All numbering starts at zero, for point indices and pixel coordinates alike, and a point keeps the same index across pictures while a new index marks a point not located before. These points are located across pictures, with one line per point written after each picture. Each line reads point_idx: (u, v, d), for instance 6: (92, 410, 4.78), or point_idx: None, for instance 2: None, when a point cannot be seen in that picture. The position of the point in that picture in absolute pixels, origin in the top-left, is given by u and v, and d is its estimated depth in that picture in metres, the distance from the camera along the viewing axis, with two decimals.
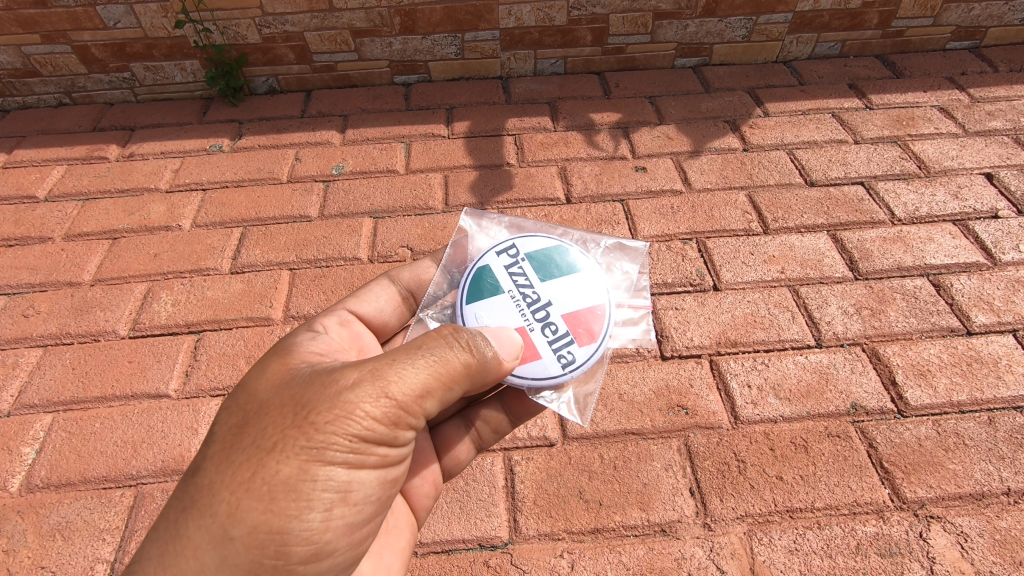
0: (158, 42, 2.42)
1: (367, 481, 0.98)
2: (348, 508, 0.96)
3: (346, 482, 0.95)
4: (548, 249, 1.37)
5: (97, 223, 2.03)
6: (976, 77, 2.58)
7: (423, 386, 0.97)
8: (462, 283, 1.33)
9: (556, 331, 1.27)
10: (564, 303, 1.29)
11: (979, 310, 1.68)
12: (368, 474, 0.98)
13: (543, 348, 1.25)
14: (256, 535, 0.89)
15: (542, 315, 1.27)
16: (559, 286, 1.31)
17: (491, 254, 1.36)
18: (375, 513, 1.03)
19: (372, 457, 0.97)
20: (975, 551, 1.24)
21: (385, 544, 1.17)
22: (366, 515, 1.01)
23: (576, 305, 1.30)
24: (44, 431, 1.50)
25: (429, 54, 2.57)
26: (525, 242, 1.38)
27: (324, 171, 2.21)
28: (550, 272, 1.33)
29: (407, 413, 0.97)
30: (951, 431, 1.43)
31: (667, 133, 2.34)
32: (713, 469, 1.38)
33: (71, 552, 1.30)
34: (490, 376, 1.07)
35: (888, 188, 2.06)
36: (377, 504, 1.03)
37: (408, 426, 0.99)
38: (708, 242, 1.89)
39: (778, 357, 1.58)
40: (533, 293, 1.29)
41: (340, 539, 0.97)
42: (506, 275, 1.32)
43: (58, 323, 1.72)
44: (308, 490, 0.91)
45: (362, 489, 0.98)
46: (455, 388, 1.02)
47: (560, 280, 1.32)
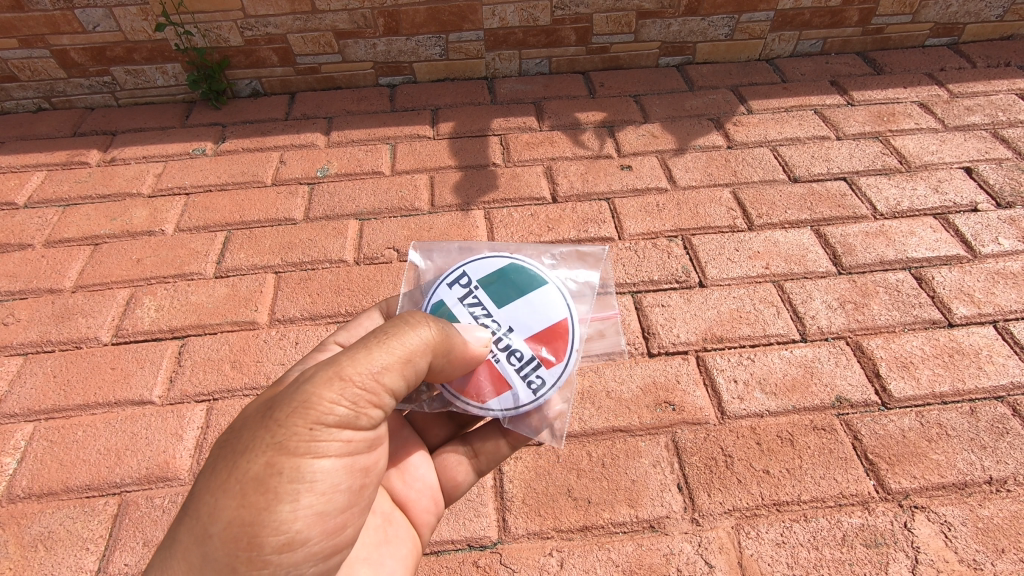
0: (139, 46, 2.40)
1: (334, 470, 0.96)
2: (319, 496, 0.94)
3: (314, 471, 0.93)
4: (501, 272, 1.29)
5: (78, 229, 2.00)
6: (955, 73, 2.62)
7: (377, 372, 0.97)
8: None
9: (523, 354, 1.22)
10: (524, 324, 1.23)
11: (960, 302, 1.70)
12: (334, 464, 0.96)
13: (511, 375, 1.21)
14: (232, 529, 0.87)
15: (503, 342, 1.22)
16: (509, 306, 1.25)
17: (443, 289, 1.29)
18: (349, 504, 1.00)
19: (337, 445, 0.96)
20: (959, 539, 1.25)
21: (386, 553, 1.16)
22: (339, 505, 0.99)
23: (535, 323, 1.24)
24: (25, 441, 1.48)
25: (414, 55, 2.57)
26: (475, 267, 1.30)
27: (309, 174, 2.19)
28: (496, 290, 1.27)
29: (367, 395, 0.97)
30: (935, 421, 1.45)
31: (652, 131, 2.35)
32: (701, 465, 1.38)
33: (53, 562, 1.28)
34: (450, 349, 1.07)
35: (870, 183, 2.09)
36: (349, 494, 1.00)
37: (370, 410, 0.99)
38: (694, 239, 1.91)
39: (764, 352, 1.60)
40: (491, 321, 1.24)
41: (313, 529, 0.95)
42: (463, 308, 1.25)
43: (39, 331, 1.70)
44: (278, 482, 0.90)
45: (331, 477, 0.96)
46: (413, 364, 1.01)
47: (508, 297, 1.26)
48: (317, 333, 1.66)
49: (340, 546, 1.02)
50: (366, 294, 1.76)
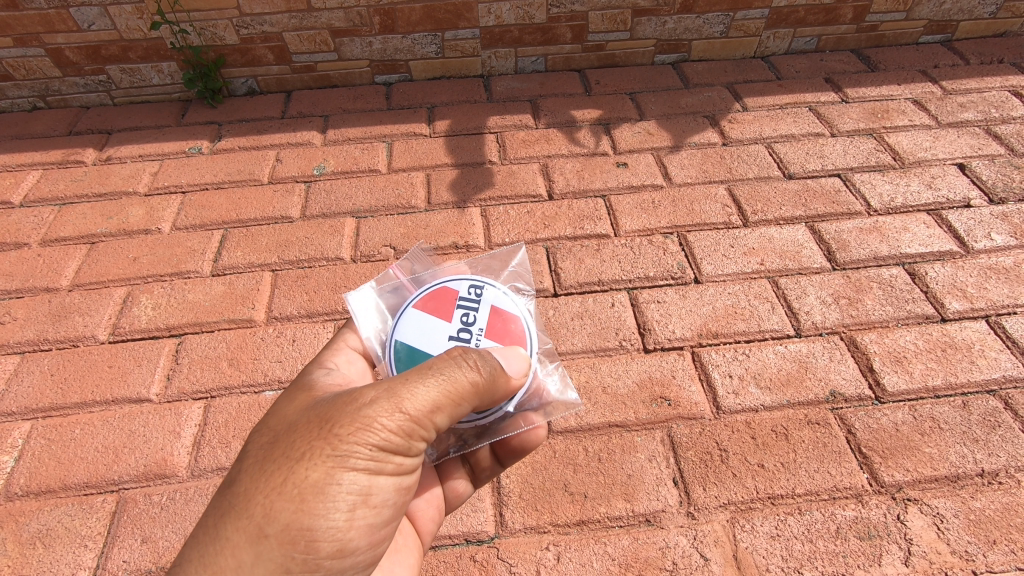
0: (134, 45, 2.40)
1: (384, 487, 0.98)
2: (369, 510, 0.97)
3: (367, 485, 0.95)
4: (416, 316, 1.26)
5: (74, 227, 2.00)
6: (948, 70, 2.63)
7: (435, 402, 0.97)
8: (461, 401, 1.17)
9: (469, 302, 1.29)
10: (468, 301, 1.29)
11: (953, 297, 1.71)
12: (385, 482, 0.98)
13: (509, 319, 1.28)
14: (289, 532, 0.88)
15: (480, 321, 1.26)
16: (431, 324, 1.25)
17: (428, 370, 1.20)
18: (392, 517, 1.03)
19: (390, 467, 0.97)
20: (951, 531, 1.27)
21: (396, 560, 1.17)
22: (383, 518, 1.01)
23: (467, 292, 1.30)
24: (22, 439, 1.48)
25: (410, 53, 2.57)
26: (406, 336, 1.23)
27: (305, 172, 2.20)
28: (428, 343, 1.22)
29: (422, 425, 0.98)
30: (927, 415, 1.46)
31: (647, 129, 2.36)
32: (696, 459, 1.39)
33: (52, 560, 1.28)
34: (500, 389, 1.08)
35: (864, 179, 2.10)
36: (393, 510, 1.02)
37: (421, 439, 1.00)
38: (689, 236, 1.92)
39: (759, 347, 1.61)
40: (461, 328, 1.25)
41: (361, 538, 0.98)
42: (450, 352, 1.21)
43: (36, 330, 1.70)
44: (334, 494, 0.91)
45: (382, 494, 0.98)
46: (466, 402, 1.02)
47: (424, 327, 1.24)
48: (314, 331, 1.67)
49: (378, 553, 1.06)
50: None
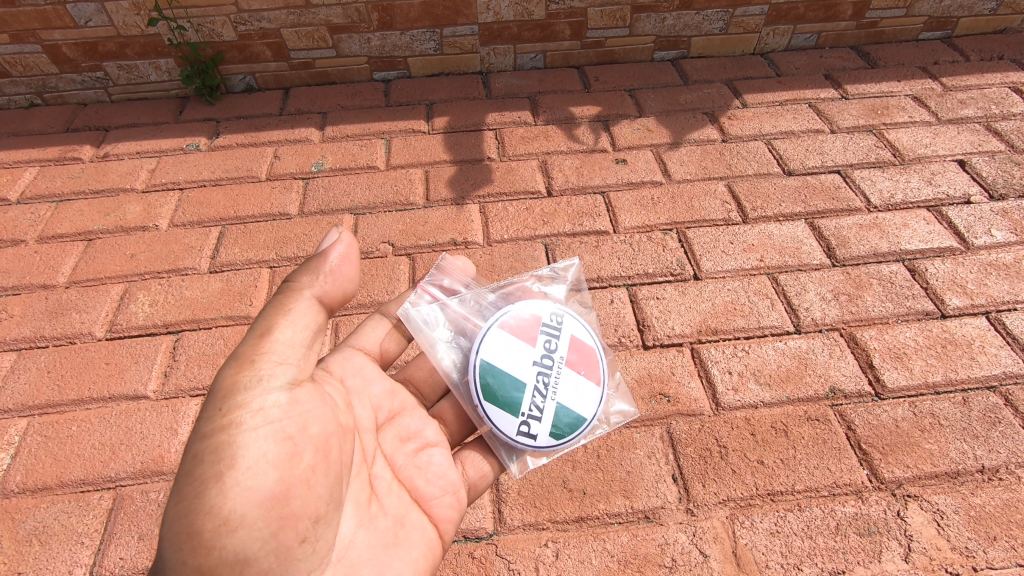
0: (131, 41, 2.38)
1: (254, 441, 0.95)
2: (243, 466, 0.93)
3: (235, 441, 0.94)
4: (497, 346, 1.31)
5: (71, 224, 1.99)
6: (948, 66, 2.62)
7: (258, 338, 1.03)
8: (537, 434, 1.27)
9: (550, 330, 1.34)
10: (549, 335, 1.34)
11: (953, 294, 1.70)
12: (250, 434, 0.95)
13: (585, 353, 1.35)
14: (172, 526, 0.89)
15: (559, 354, 1.33)
16: (516, 349, 1.31)
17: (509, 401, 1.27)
18: (288, 475, 0.97)
19: (250, 411, 0.97)
20: (951, 527, 1.26)
21: (395, 554, 1.10)
22: (274, 477, 0.95)
23: (547, 324, 1.35)
24: (19, 436, 1.47)
25: (408, 50, 2.56)
26: (488, 366, 1.29)
27: (303, 169, 2.19)
28: (513, 367, 1.29)
29: (267, 358, 1.02)
30: (927, 411, 1.46)
31: (646, 125, 2.35)
32: (695, 456, 1.39)
33: (49, 557, 1.27)
34: (321, 290, 1.11)
35: (864, 176, 2.09)
36: (283, 464, 0.97)
37: (274, 374, 1.02)
38: (688, 232, 1.91)
39: (758, 343, 1.60)
40: (543, 361, 1.31)
41: (247, 504, 0.91)
42: (530, 385, 1.29)
43: (32, 326, 1.69)
44: (203, 464, 0.92)
45: (254, 445, 0.95)
46: (294, 317, 1.07)
47: (509, 352, 1.30)
48: None
49: (295, 528, 0.97)
50: (361, 288, 1.76)
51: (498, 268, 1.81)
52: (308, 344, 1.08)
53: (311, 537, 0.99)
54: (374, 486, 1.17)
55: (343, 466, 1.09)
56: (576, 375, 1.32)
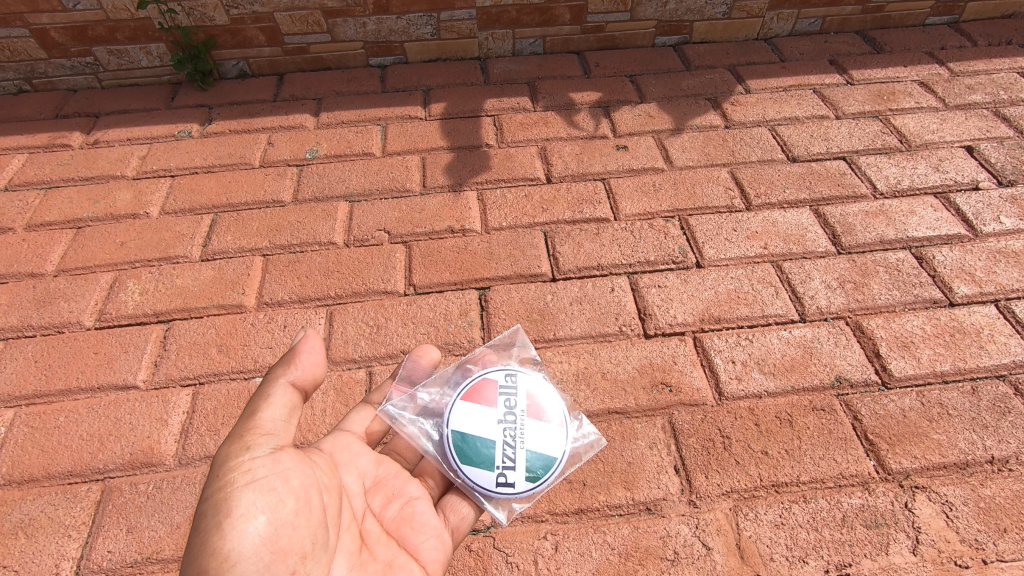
0: (121, 25, 2.33)
1: (247, 494, 0.97)
2: (231, 517, 0.95)
3: (224, 497, 0.97)
4: (458, 412, 1.29)
5: (60, 212, 1.95)
6: (955, 52, 2.57)
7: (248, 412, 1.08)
8: (515, 483, 1.23)
9: (508, 386, 1.34)
10: (504, 387, 1.33)
11: (961, 281, 1.67)
12: (242, 489, 0.98)
13: (545, 396, 1.34)
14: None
15: (519, 403, 1.31)
16: (477, 410, 1.29)
17: (480, 458, 1.24)
18: (281, 521, 0.98)
19: (238, 471, 0.99)
20: (961, 519, 1.23)
21: None
22: (263, 522, 0.96)
23: (500, 378, 1.35)
24: (5, 427, 1.44)
25: (405, 35, 2.51)
26: (454, 433, 1.27)
27: (297, 155, 2.14)
28: (478, 428, 1.27)
29: (255, 429, 1.06)
30: (935, 401, 1.42)
31: (648, 111, 2.31)
32: (698, 446, 1.35)
33: (35, 550, 1.24)
34: (297, 366, 1.13)
35: (870, 162, 2.05)
36: (271, 510, 0.98)
37: (260, 439, 1.05)
38: (691, 219, 1.87)
39: (763, 332, 1.57)
40: (505, 413, 1.29)
41: (243, 548, 0.93)
42: (498, 439, 1.27)
43: (20, 315, 1.65)
44: (199, 525, 0.95)
45: (241, 498, 0.96)
46: (275, 390, 1.10)
47: (472, 415, 1.29)
48: (306, 317, 1.63)
49: (286, 564, 0.96)
50: (356, 277, 1.72)
51: (496, 256, 1.77)
52: (294, 412, 1.11)
53: (301, 573, 0.98)
54: (361, 537, 1.12)
55: (331, 512, 1.08)
56: (543, 421, 1.30)
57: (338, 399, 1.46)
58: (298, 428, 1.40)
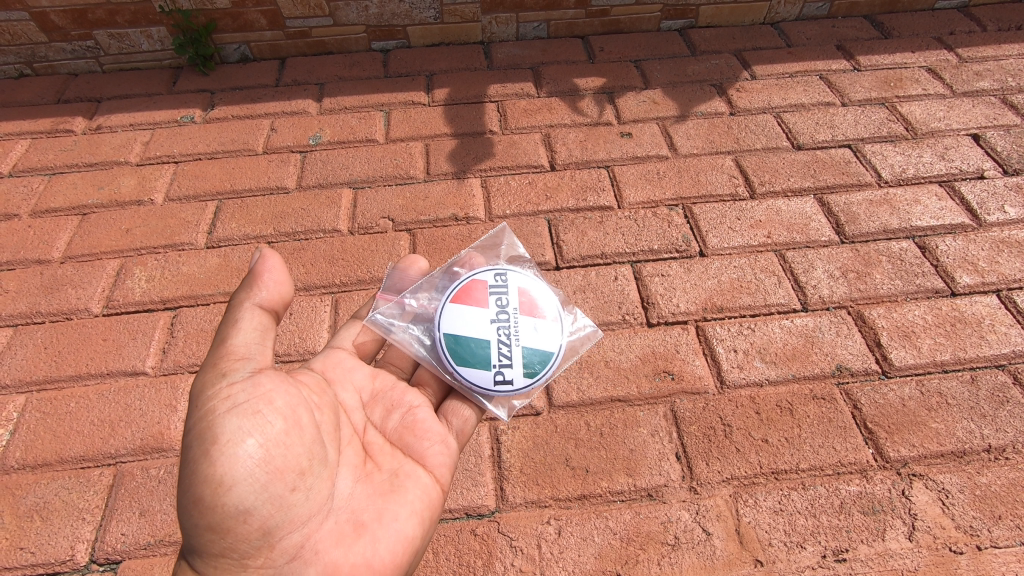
0: (121, 8, 2.30)
1: (231, 419, 0.99)
2: (220, 443, 0.97)
3: (209, 425, 0.99)
4: (452, 316, 1.35)
5: (64, 198, 1.96)
6: (964, 37, 2.54)
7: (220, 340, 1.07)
8: (513, 378, 1.31)
9: (497, 287, 1.39)
10: (493, 289, 1.39)
11: (963, 271, 1.67)
12: (225, 414, 1.00)
13: (534, 293, 1.41)
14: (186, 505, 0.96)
15: (510, 302, 1.37)
16: (469, 312, 1.35)
17: (478, 357, 1.30)
18: (270, 442, 1.01)
19: (219, 399, 1.01)
20: (956, 506, 1.25)
21: (394, 503, 1.10)
22: (253, 445, 0.99)
23: (487, 280, 1.40)
24: (17, 412, 1.46)
25: (408, 18, 2.48)
26: (449, 338, 1.32)
27: (300, 142, 2.14)
28: (473, 329, 1.33)
29: (229, 356, 1.06)
30: (935, 390, 1.44)
31: (652, 98, 2.29)
32: (699, 434, 1.37)
33: (51, 533, 1.27)
34: (263, 287, 1.11)
35: (876, 150, 2.04)
36: (260, 432, 1.00)
37: (236, 363, 1.05)
38: (694, 208, 1.87)
39: (765, 321, 1.58)
40: (496, 314, 1.35)
41: (236, 471, 0.96)
42: (493, 338, 1.33)
43: (28, 302, 1.67)
44: (189, 455, 0.98)
45: (225, 423, 0.99)
46: (243, 315, 1.09)
47: (465, 316, 1.35)
48: (311, 304, 1.64)
49: (284, 481, 1.00)
50: (360, 265, 1.73)
51: None
52: (268, 333, 1.11)
53: (301, 485, 1.02)
54: (363, 450, 1.17)
55: (326, 427, 1.12)
56: (534, 318, 1.37)
57: None
58: None
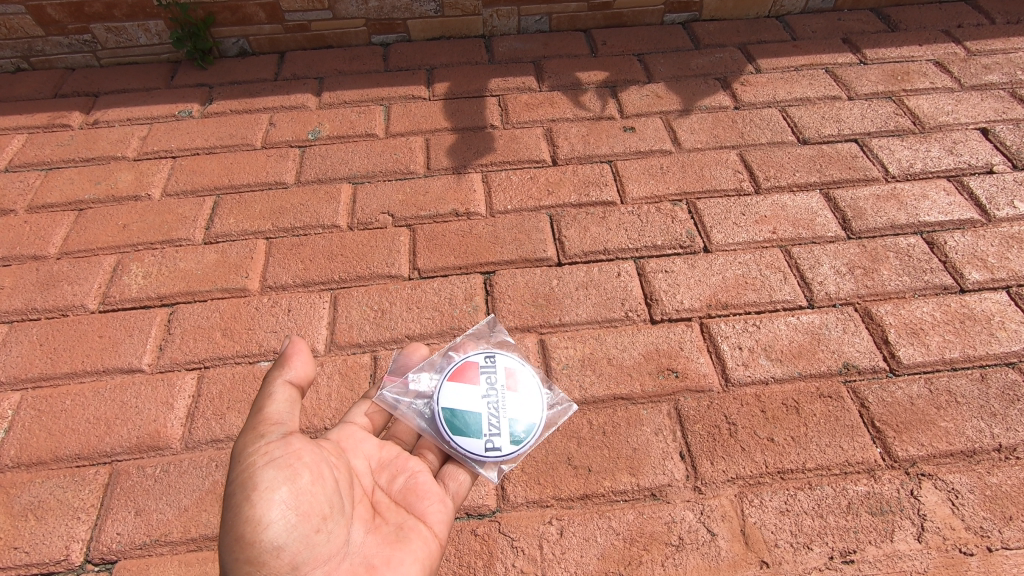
0: (119, 2, 2.28)
1: (268, 469, 1.02)
2: (258, 489, 1.00)
3: (247, 473, 1.02)
4: (445, 389, 1.33)
5: (61, 193, 1.93)
6: (972, 30, 2.51)
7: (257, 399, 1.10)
8: (504, 449, 1.27)
9: (489, 364, 1.37)
10: (483, 364, 1.37)
11: (973, 267, 1.65)
12: (263, 464, 1.03)
13: (523, 368, 1.39)
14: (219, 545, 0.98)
15: (500, 376, 1.36)
16: (461, 387, 1.33)
17: (470, 432, 1.27)
18: (301, 490, 1.03)
19: (256, 452, 1.04)
20: (966, 507, 1.23)
21: (403, 554, 1.09)
22: (285, 492, 1.01)
23: (478, 356, 1.39)
24: (12, 410, 1.44)
25: (408, 12, 2.45)
26: (441, 411, 1.30)
27: (299, 136, 2.11)
28: (464, 403, 1.31)
29: (266, 415, 1.08)
30: (943, 388, 1.41)
31: (656, 92, 2.26)
32: (703, 433, 1.35)
33: (45, 532, 1.25)
34: (292, 366, 1.13)
35: (882, 144, 2.01)
36: (292, 481, 1.03)
37: (269, 423, 1.08)
38: (698, 203, 1.84)
39: (770, 319, 1.55)
40: (487, 389, 1.33)
41: (268, 516, 0.98)
42: (484, 410, 1.30)
43: (24, 298, 1.65)
44: (227, 499, 1.01)
45: (262, 473, 1.01)
46: (276, 383, 1.12)
47: (457, 391, 1.32)
48: (309, 301, 1.62)
49: (309, 524, 1.02)
50: (360, 261, 1.71)
51: (502, 240, 1.75)
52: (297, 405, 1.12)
53: (323, 530, 1.03)
54: (373, 507, 1.16)
55: (345, 484, 1.12)
56: (524, 391, 1.34)
57: (343, 383, 1.45)
58: (304, 411, 1.40)
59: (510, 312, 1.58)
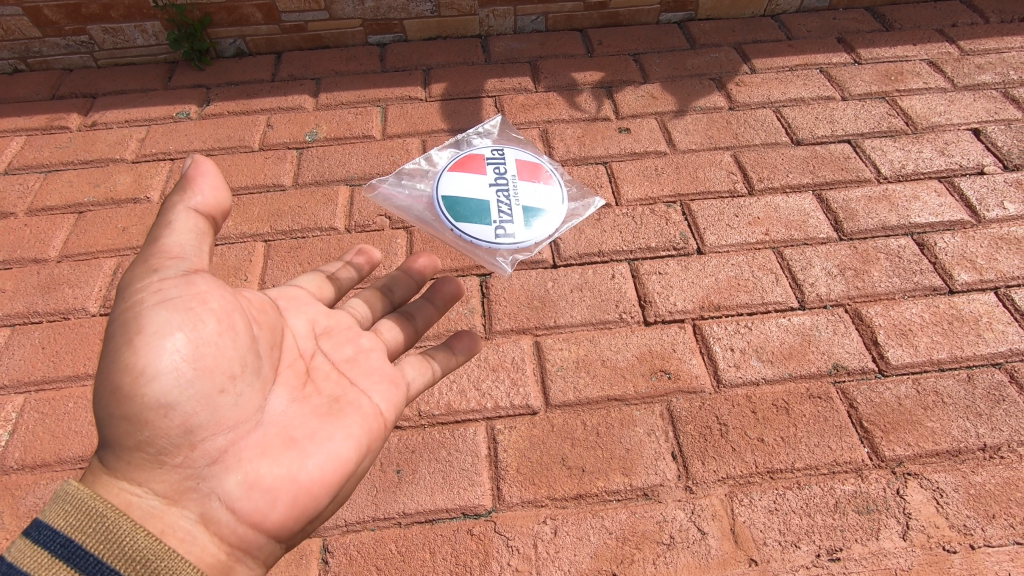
0: (115, 3, 2.28)
1: (162, 317, 0.96)
2: (144, 333, 0.94)
3: (134, 315, 0.96)
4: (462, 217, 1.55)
5: (60, 196, 1.95)
6: (967, 29, 2.52)
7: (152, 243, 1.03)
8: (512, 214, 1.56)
9: (496, 162, 1.67)
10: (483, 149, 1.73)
11: (962, 268, 1.67)
12: (155, 310, 0.96)
13: (533, 169, 1.67)
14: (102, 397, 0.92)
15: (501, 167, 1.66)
16: (473, 185, 1.61)
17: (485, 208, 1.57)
18: (201, 338, 0.98)
19: (146, 290, 0.98)
20: (951, 505, 1.26)
21: (333, 426, 1.06)
22: (181, 340, 0.96)
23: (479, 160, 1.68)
24: (16, 412, 1.46)
25: (404, 12, 2.46)
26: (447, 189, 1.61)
27: (296, 138, 2.13)
28: (474, 191, 1.59)
29: (163, 255, 1.02)
30: (931, 389, 1.44)
31: (651, 92, 2.27)
32: (695, 433, 1.38)
33: None
34: (195, 188, 1.07)
35: (875, 145, 2.03)
36: (190, 327, 0.97)
37: (167, 262, 1.01)
38: (692, 205, 1.86)
39: (762, 320, 1.58)
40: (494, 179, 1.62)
41: (161, 365, 0.93)
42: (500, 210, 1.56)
43: (26, 301, 1.67)
44: (112, 345, 0.94)
45: (153, 315, 0.96)
46: (178, 215, 1.05)
47: (476, 202, 1.60)
48: None
49: (212, 382, 0.97)
50: None
51: None
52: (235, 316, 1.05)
53: (230, 389, 1.00)
54: (300, 374, 1.14)
55: (262, 342, 1.09)
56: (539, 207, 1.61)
57: None
58: None
59: (506, 314, 1.61)
